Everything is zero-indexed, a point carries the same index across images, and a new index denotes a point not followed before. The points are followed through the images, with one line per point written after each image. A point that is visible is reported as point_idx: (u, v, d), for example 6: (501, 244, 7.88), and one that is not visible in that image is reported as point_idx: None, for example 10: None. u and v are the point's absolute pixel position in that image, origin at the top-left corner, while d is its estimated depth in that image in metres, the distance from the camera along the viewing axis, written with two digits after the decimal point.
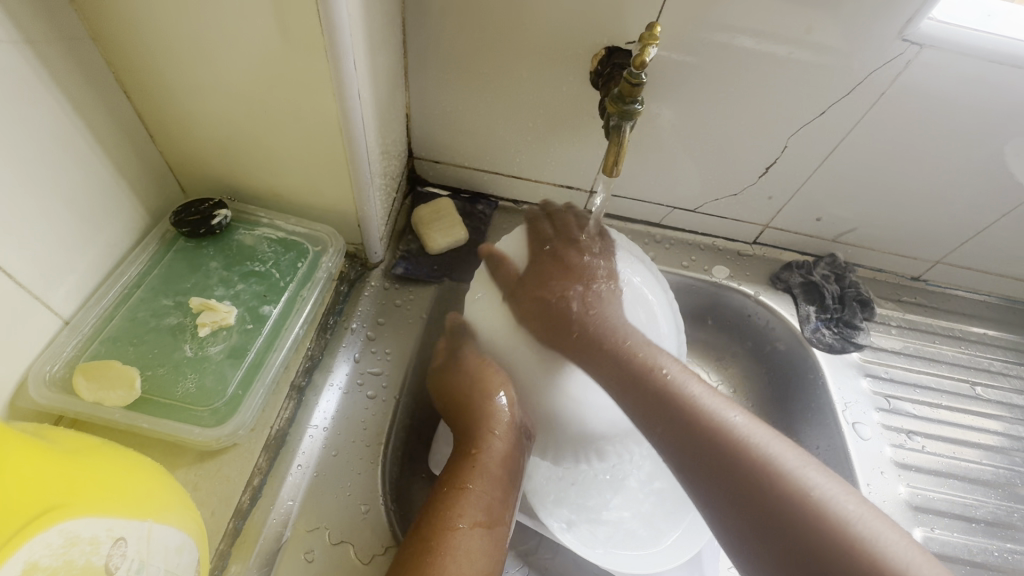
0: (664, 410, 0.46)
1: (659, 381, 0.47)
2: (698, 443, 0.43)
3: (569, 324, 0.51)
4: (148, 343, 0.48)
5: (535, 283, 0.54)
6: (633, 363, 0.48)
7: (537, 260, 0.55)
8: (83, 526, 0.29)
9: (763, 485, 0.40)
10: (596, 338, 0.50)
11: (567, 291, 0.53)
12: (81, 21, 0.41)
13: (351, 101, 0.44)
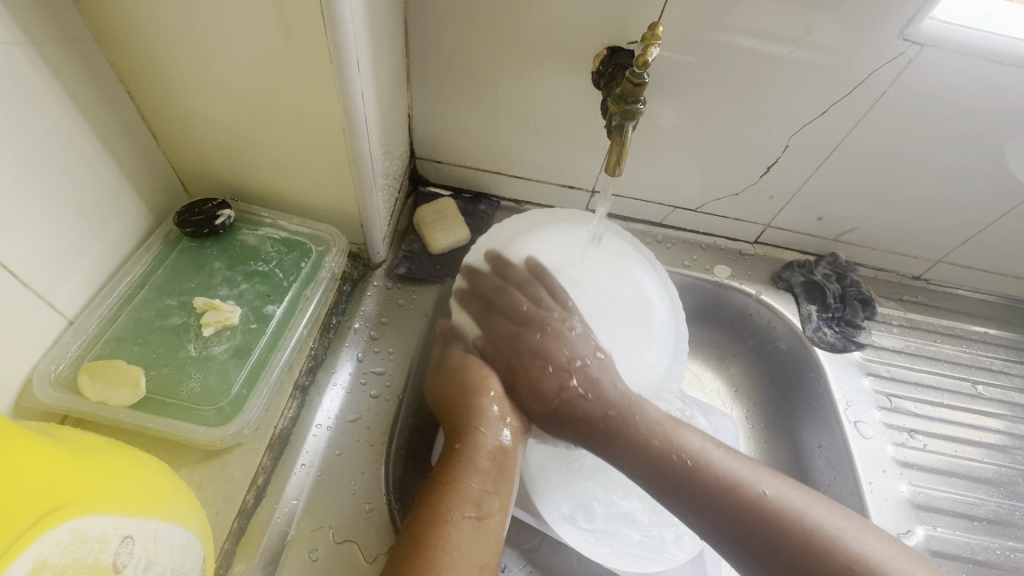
0: (699, 497, 0.45)
1: (686, 465, 0.46)
2: (742, 527, 0.43)
3: (574, 419, 0.50)
4: (152, 343, 0.48)
5: (522, 383, 0.52)
6: (653, 450, 0.47)
7: (506, 355, 0.53)
8: (91, 524, 0.29)
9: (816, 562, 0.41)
10: (604, 427, 0.49)
11: (556, 382, 0.51)
12: (86, 22, 0.41)
13: (354, 102, 0.44)
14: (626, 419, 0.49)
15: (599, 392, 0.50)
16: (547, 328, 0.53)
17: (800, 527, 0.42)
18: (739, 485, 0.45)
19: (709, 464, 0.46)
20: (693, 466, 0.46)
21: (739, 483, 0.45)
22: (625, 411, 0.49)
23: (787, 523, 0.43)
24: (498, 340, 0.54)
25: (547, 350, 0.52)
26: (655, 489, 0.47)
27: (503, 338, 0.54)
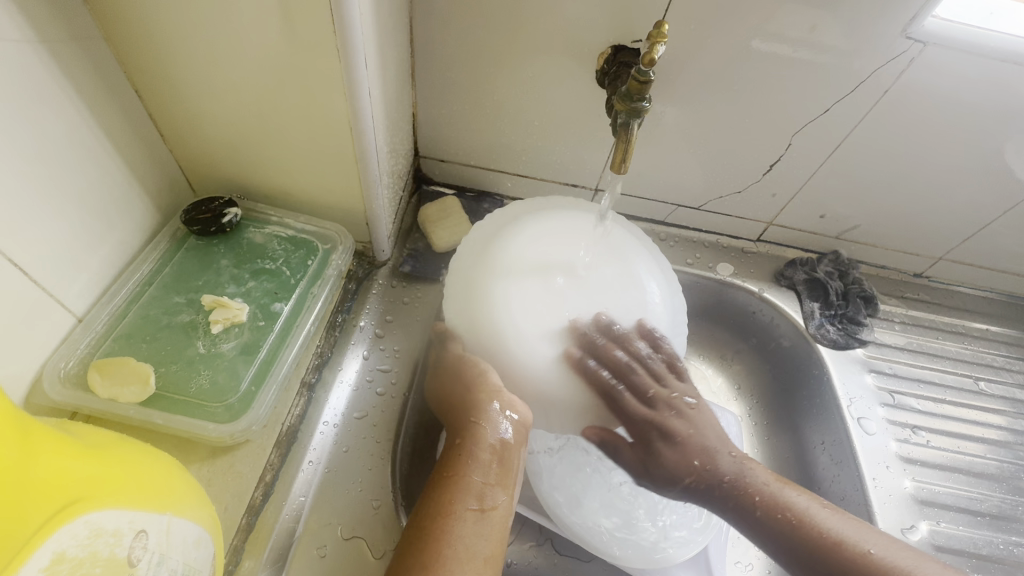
0: (805, 554, 0.47)
1: (792, 524, 0.48)
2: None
3: (699, 490, 0.52)
4: (160, 340, 0.48)
5: (652, 462, 0.53)
6: (765, 512, 0.49)
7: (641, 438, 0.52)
8: (107, 517, 0.29)
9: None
10: (718, 492, 0.52)
11: (681, 459, 0.53)
12: (95, 21, 0.41)
13: (361, 100, 0.45)
14: (735, 485, 0.51)
15: (714, 463, 0.52)
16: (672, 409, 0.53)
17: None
18: (841, 541, 0.46)
19: (810, 519, 0.48)
20: (799, 524, 0.48)
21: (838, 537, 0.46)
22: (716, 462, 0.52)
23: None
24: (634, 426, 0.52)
25: (673, 428, 0.53)
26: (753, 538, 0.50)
27: (637, 425, 0.52)
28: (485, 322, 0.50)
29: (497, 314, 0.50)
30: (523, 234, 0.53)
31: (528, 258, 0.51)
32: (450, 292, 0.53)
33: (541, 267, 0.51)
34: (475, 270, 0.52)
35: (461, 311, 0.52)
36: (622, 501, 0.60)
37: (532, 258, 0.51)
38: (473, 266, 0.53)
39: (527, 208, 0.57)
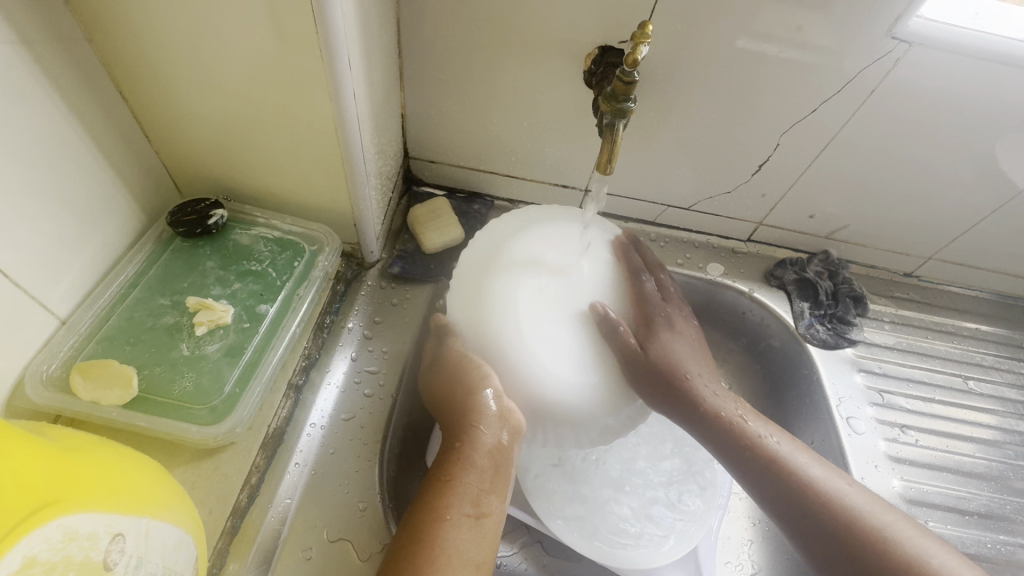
0: (768, 478, 0.49)
1: (762, 448, 0.50)
2: (801, 507, 0.47)
3: (685, 387, 0.55)
4: (144, 342, 0.48)
5: (652, 345, 0.56)
6: (738, 432, 0.52)
7: (648, 321, 0.58)
8: (82, 521, 0.29)
9: (868, 546, 0.43)
10: (695, 403, 0.54)
11: (674, 357, 0.56)
12: (77, 21, 0.41)
13: (346, 101, 0.45)
14: (712, 402, 0.54)
15: (697, 376, 0.56)
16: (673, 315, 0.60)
17: (855, 514, 0.45)
18: (804, 473, 0.48)
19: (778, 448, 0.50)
20: (767, 451, 0.50)
21: (802, 469, 0.48)
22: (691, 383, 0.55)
23: (842, 506, 0.46)
24: (652, 303, 0.59)
25: (672, 328, 0.59)
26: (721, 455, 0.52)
27: (647, 304, 0.59)
28: (488, 333, 0.52)
29: (500, 322, 0.51)
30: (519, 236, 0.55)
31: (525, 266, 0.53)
32: (452, 296, 0.54)
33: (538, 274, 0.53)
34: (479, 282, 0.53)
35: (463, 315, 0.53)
36: (612, 502, 0.60)
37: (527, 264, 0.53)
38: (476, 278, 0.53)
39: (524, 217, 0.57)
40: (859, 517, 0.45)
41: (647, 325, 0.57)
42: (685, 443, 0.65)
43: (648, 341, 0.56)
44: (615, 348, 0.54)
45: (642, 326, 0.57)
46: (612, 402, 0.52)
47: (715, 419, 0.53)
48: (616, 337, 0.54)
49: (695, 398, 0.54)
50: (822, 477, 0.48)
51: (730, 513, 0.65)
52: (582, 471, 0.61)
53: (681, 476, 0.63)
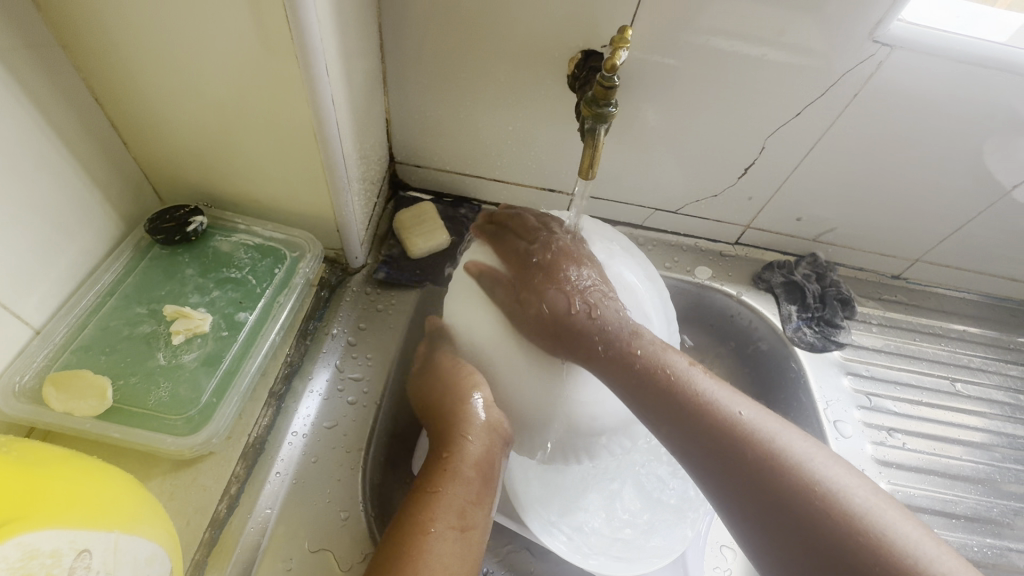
0: (678, 424, 0.44)
1: (673, 392, 0.45)
2: (714, 455, 0.42)
3: (578, 337, 0.48)
4: (120, 352, 0.48)
5: (531, 303, 0.50)
6: (645, 374, 0.46)
7: (523, 275, 0.51)
8: (43, 539, 0.28)
9: (783, 492, 0.39)
10: (595, 350, 0.48)
11: (562, 305, 0.49)
12: (49, 27, 0.41)
13: (324, 106, 0.44)
14: (616, 341, 0.48)
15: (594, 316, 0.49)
16: (558, 257, 0.51)
17: (771, 455, 0.41)
18: (718, 414, 0.43)
19: (693, 388, 0.45)
20: (680, 393, 0.45)
21: (716, 410, 0.43)
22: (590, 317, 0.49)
23: (758, 447, 0.41)
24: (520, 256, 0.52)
25: (556, 274, 0.50)
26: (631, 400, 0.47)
27: (520, 256, 0.52)
28: (483, 343, 0.52)
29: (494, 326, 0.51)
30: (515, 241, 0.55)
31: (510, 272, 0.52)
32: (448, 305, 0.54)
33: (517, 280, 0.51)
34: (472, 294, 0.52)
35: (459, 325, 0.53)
36: (599, 508, 0.60)
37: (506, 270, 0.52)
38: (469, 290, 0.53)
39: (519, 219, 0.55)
40: (777, 459, 0.40)
41: (521, 281, 0.51)
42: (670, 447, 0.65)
43: (525, 299, 0.50)
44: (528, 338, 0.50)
45: (515, 283, 0.51)
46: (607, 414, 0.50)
47: (619, 363, 0.47)
48: (494, 295, 0.51)
49: (592, 345, 0.48)
50: (739, 419, 0.43)
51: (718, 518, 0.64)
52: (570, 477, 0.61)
53: (668, 481, 0.63)
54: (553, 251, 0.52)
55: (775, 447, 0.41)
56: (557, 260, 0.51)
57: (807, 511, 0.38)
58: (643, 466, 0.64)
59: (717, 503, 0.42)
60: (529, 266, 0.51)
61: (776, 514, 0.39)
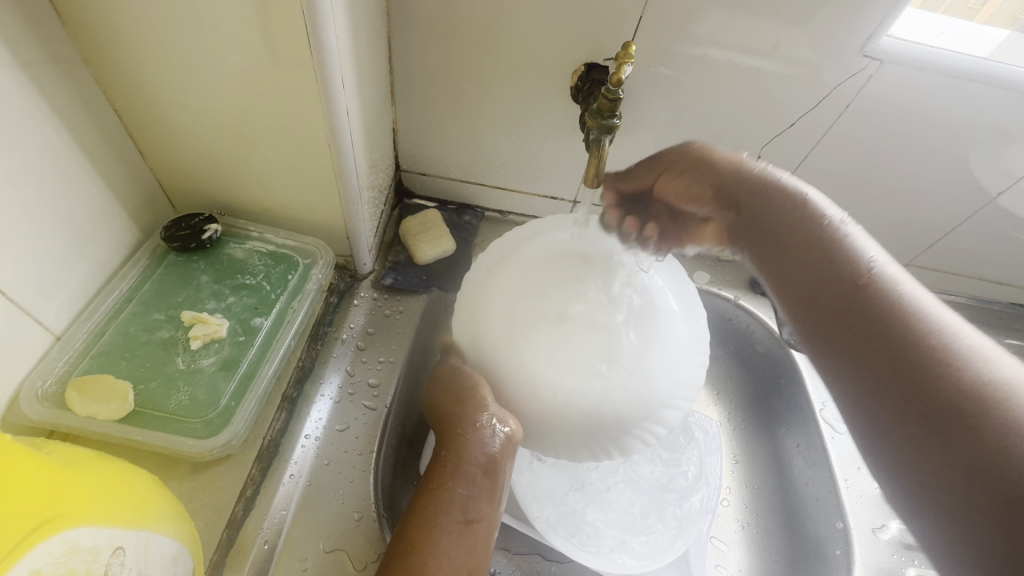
0: (830, 316, 0.45)
1: (840, 282, 0.45)
2: (858, 345, 0.43)
3: (755, 228, 0.52)
4: (139, 358, 0.49)
5: (714, 203, 0.54)
6: (814, 267, 0.47)
7: (691, 188, 0.54)
8: (84, 535, 0.30)
9: (923, 388, 0.38)
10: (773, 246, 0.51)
11: (757, 200, 0.51)
12: (72, 41, 0.42)
13: (339, 118, 0.46)
14: (796, 238, 0.49)
15: (783, 217, 0.50)
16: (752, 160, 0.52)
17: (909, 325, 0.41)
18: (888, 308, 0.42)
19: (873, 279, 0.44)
20: (848, 283, 0.45)
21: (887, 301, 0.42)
22: (746, 196, 0.51)
23: (920, 343, 0.39)
24: (685, 165, 0.53)
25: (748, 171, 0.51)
26: (777, 263, 0.50)
27: (650, 170, 0.54)
28: (486, 351, 0.50)
29: (496, 340, 0.49)
30: (524, 250, 0.52)
31: (520, 278, 0.50)
32: (456, 322, 0.54)
33: (540, 275, 0.49)
34: (476, 306, 0.52)
35: (463, 339, 0.53)
36: (604, 506, 0.62)
37: (543, 259, 0.50)
38: (473, 301, 0.52)
39: (519, 234, 0.55)
40: (913, 324, 0.41)
41: (698, 196, 0.54)
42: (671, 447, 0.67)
43: (707, 208, 0.55)
44: (531, 346, 0.47)
45: (680, 209, 0.56)
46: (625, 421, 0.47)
47: (791, 256, 0.49)
48: (503, 297, 0.50)
49: (772, 241, 0.51)
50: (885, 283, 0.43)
51: (718, 517, 0.66)
52: (575, 479, 0.62)
53: (670, 479, 0.65)
54: (699, 159, 0.52)
55: (942, 342, 0.39)
56: (705, 165, 0.52)
57: (945, 406, 0.37)
58: (647, 466, 0.65)
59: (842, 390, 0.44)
60: (670, 179, 0.54)
61: (905, 403, 0.39)
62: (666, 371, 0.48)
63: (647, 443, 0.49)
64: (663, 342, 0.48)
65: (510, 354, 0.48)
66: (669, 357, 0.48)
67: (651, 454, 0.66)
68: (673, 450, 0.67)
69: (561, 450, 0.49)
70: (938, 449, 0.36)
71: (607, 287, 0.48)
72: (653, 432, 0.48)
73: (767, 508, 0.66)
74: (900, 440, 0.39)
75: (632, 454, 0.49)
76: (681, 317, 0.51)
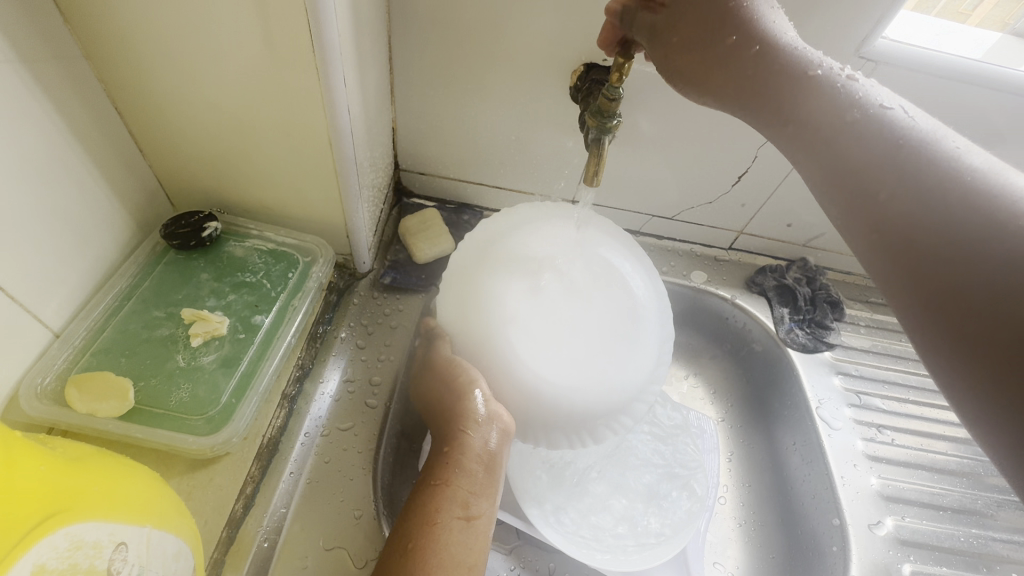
0: (847, 180, 0.35)
1: (858, 148, 0.34)
2: (902, 215, 0.32)
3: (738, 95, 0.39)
4: (139, 355, 0.49)
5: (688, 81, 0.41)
6: (846, 143, 0.35)
7: (711, 66, 0.39)
8: (87, 530, 0.30)
9: (937, 238, 0.30)
10: (820, 139, 0.36)
11: (792, 73, 0.37)
12: (75, 39, 0.42)
13: (341, 116, 0.46)
14: (829, 115, 0.36)
15: (810, 98, 0.37)
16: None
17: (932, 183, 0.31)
18: (913, 153, 0.32)
19: (899, 130, 0.34)
20: (859, 133, 0.35)
21: (912, 148, 0.33)
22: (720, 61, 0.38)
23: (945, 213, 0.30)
24: (699, 19, 0.38)
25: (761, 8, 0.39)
26: (809, 130, 0.37)
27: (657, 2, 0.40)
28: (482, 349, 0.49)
29: (491, 333, 0.48)
30: (508, 238, 0.53)
31: (495, 267, 0.50)
32: (439, 307, 0.53)
33: (521, 268, 0.50)
34: (465, 295, 0.50)
35: (451, 328, 0.52)
36: (602, 504, 0.62)
37: (527, 254, 0.51)
38: (462, 291, 0.51)
39: (505, 220, 0.54)
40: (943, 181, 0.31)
41: (733, 65, 0.38)
42: (670, 447, 0.67)
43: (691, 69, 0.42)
44: (509, 332, 0.47)
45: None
46: (600, 409, 0.47)
47: (833, 139, 0.36)
48: (492, 287, 0.49)
49: (813, 121, 0.37)
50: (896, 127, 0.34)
51: (715, 515, 0.66)
52: (574, 479, 0.62)
53: (668, 477, 0.65)
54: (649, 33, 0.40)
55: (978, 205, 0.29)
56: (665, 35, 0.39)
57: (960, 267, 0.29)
58: (643, 463, 0.65)
59: (886, 281, 0.32)
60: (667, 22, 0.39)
61: (931, 279, 0.30)
62: (638, 356, 0.49)
63: (616, 433, 0.48)
64: (637, 330, 0.49)
65: (504, 350, 0.48)
66: (646, 352, 0.49)
67: (648, 453, 0.66)
68: (670, 447, 0.67)
69: (541, 437, 0.49)
70: (966, 317, 0.28)
71: (573, 276, 0.50)
72: (625, 424, 0.49)
73: (764, 505, 0.66)
74: (917, 300, 0.30)
75: (602, 442, 0.49)
76: (659, 311, 0.51)
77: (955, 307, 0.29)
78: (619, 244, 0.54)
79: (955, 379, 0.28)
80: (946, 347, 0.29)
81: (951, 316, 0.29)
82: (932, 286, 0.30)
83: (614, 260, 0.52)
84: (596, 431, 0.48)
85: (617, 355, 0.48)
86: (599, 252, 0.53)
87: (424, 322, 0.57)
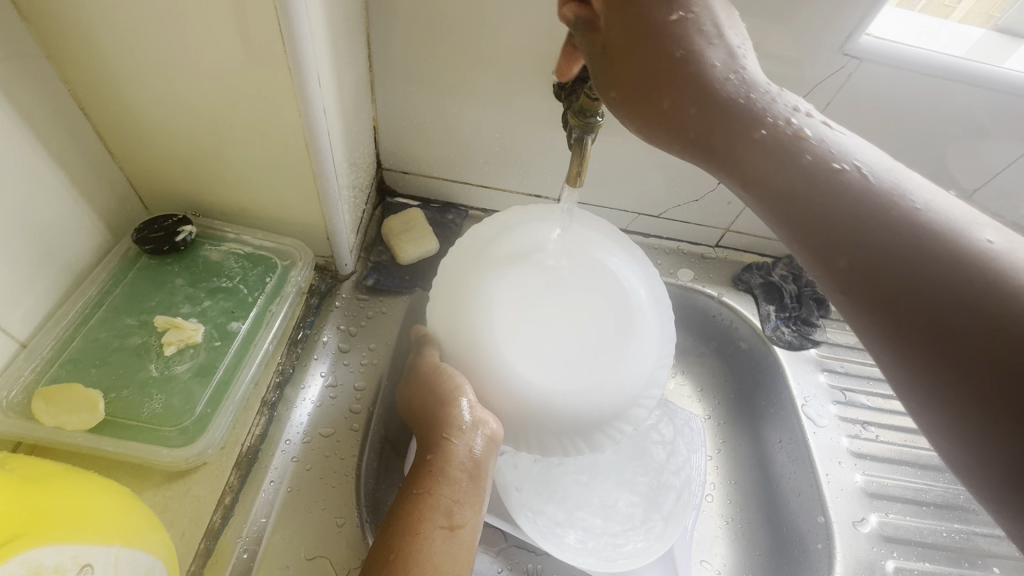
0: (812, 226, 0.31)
1: (821, 198, 0.31)
2: (875, 266, 0.29)
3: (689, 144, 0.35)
4: (109, 364, 0.47)
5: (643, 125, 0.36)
6: (810, 194, 0.31)
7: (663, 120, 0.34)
8: (48, 554, 0.29)
9: (913, 291, 0.27)
10: (780, 190, 0.32)
11: (739, 121, 0.33)
12: (35, 38, 0.40)
13: (316, 116, 0.45)
14: (781, 161, 0.32)
15: (759, 147, 0.33)
16: (698, 16, 0.34)
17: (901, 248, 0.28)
18: (876, 204, 0.29)
19: (859, 183, 0.30)
20: (821, 186, 0.31)
21: (873, 201, 0.30)
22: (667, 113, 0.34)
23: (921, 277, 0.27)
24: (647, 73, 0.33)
25: (699, 44, 0.33)
26: (762, 182, 0.33)
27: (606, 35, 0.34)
28: (466, 353, 0.49)
29: (475, 338, 0.48)
30: (501, 240, 0.52)
31: (487, 270, 0.50)
32: (431, 312, 0.52)
33: (513, 271, 0.49)
34: (452, 301, 0.50)
35: (439, 333, 0.51)
36: (589, 505, 0.62)
37: (516, 257, 0.50)
38: (449, 296, 0.50)
39: (499, 220, 0.54)
40: (911, 244, 0.28)
41: (677, 125, 0.34)
42: (656, 446, 0.67)
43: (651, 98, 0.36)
44: (499, 339, 0.47)
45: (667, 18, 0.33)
46: (594, 416, 0.47)
47: (791, 187, 0.32)
48: (478, 291, 0.49)
49: (765, 173, 0.33)
50: (855, 182, 0.30)
51: (703, 513, 0.67)
52: (562, 480, 0.62)
53: (655, 476, 0.65)
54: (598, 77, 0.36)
55: (948, 267, 0.27)
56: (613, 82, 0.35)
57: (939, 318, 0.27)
58: (629, 464, 0.65)
59: (863, 329, 0.29)
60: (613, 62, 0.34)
61: (917, 323, 0.27)
62: (633, 361, 0.48)
63: (615, 439, 0.48)
64: (632, 334, 0.48)
65: (493, 355, 0.47)
66: (639, 354, 0.48)
67: (634, 453, 0.66)
68: (657, 446, 0.67)
69: (534, 446, 0.48)
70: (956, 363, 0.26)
71: (569, 277, 0.49)
72: (623, 430, 0.48)
73: (751, 504, 0.67)
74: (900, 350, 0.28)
75: (601, 449, 0.49)
76: (652, 312, 0.50)
77: (946, 356, 0.26)
78: (611, 244, 0.53)
79: (952, 427, 0.26)
80: (934, 394, 0.26)
81: (941, 362, 0.26)
82: (923, 335, 0.27)
83: (608, 261, 0.51)
84: (593, 438, 0.47)
85: (613, 360, 0.47)
86: (589, 250, 0.52)
87: (416, 329, 0.55)
